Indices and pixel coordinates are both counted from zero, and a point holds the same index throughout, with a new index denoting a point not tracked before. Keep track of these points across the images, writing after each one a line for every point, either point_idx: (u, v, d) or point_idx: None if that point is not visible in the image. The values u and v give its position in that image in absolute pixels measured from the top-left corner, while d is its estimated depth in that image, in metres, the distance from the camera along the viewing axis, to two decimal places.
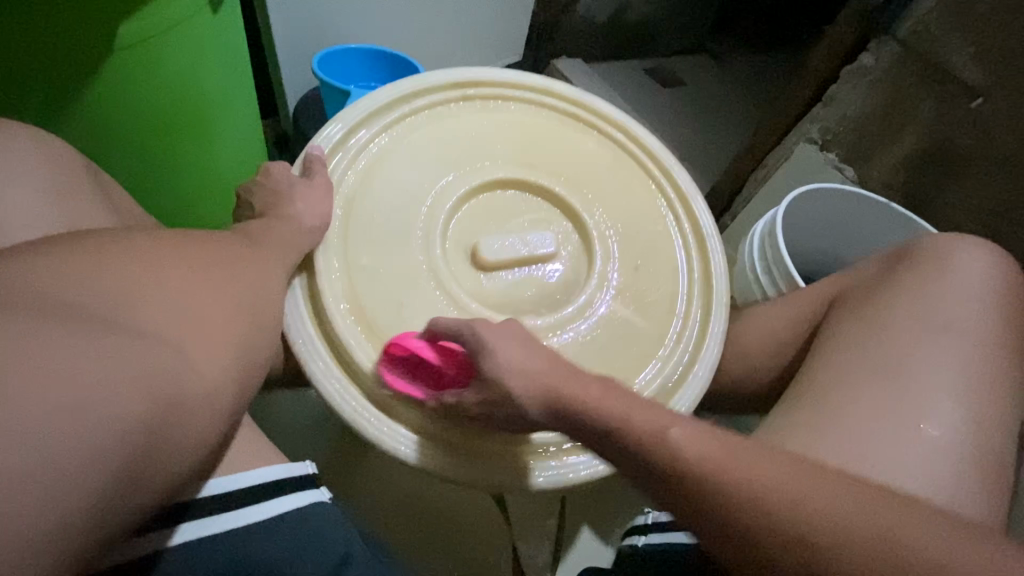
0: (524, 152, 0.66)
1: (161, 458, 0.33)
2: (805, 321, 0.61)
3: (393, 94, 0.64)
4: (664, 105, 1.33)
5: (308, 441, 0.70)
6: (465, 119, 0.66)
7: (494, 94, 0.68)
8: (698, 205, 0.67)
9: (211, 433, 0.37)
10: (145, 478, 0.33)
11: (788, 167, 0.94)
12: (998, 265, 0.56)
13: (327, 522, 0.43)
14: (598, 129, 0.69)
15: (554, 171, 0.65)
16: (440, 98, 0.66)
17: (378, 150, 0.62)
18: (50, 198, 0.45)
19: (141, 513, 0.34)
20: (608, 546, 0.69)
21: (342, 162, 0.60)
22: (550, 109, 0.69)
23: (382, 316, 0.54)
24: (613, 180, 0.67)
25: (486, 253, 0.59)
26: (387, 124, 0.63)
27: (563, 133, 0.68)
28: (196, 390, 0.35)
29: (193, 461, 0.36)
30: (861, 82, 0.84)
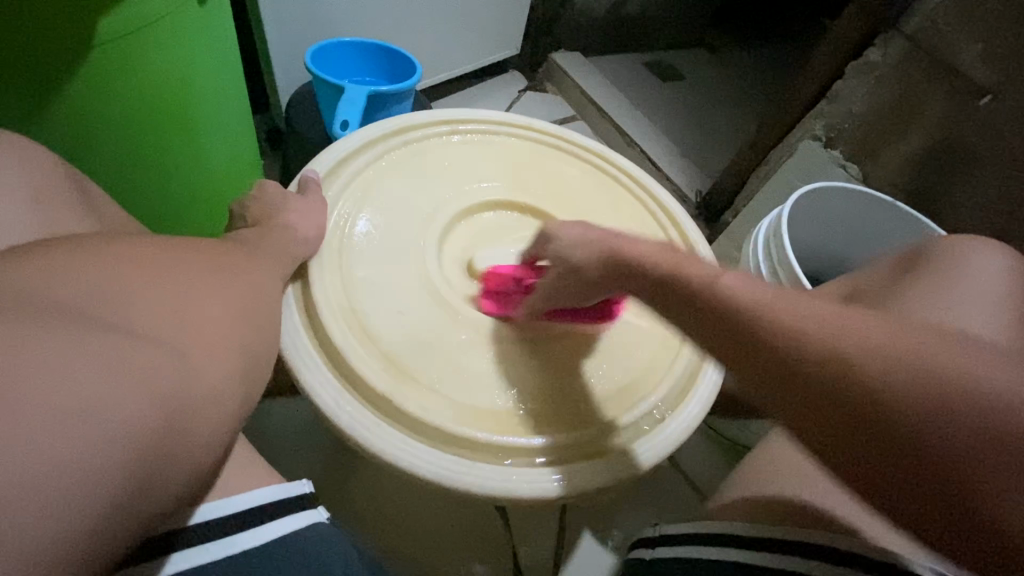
0: (515, 174, 0.65)
1: (155, 488, 0.31)
2: None
3: (386, 125, 0.64)
4: (665, 101, 1.31)
5: (303, 451, 0.68)
6: (457, 146, 0.66)
7: (483, 124, 0.68)
8: (685, 218, 0.66)
9: (209, 458, 0.35)
10: (141, 500, 0.31)
11: (791, 165, 0.93)
12: (1015, 270, 0.55)
13: (324, 546, 0.41)
14: (583, 155, 0.69)
15: (545, 191, 0.65)
16: (431, 127, 0.66)
17: (372, 171, 0.61)
18: (30, 206, 0.42)
19: (132, 543, 0.32)
20: (607, 551, 0.67)
21: (337, 182, 0.59)
22: (536, 138, 0.69)
23: (379, 328, 0.52)
24: (604, 199, 0.66)
25: (483, 266, 0.58)
26: (381, 149, 0.62)
27: (549, 158, 0.68)
28: (194, 416, 0.33)
29: (187, 486, 0.34)
30: (866, 79, 0.83)
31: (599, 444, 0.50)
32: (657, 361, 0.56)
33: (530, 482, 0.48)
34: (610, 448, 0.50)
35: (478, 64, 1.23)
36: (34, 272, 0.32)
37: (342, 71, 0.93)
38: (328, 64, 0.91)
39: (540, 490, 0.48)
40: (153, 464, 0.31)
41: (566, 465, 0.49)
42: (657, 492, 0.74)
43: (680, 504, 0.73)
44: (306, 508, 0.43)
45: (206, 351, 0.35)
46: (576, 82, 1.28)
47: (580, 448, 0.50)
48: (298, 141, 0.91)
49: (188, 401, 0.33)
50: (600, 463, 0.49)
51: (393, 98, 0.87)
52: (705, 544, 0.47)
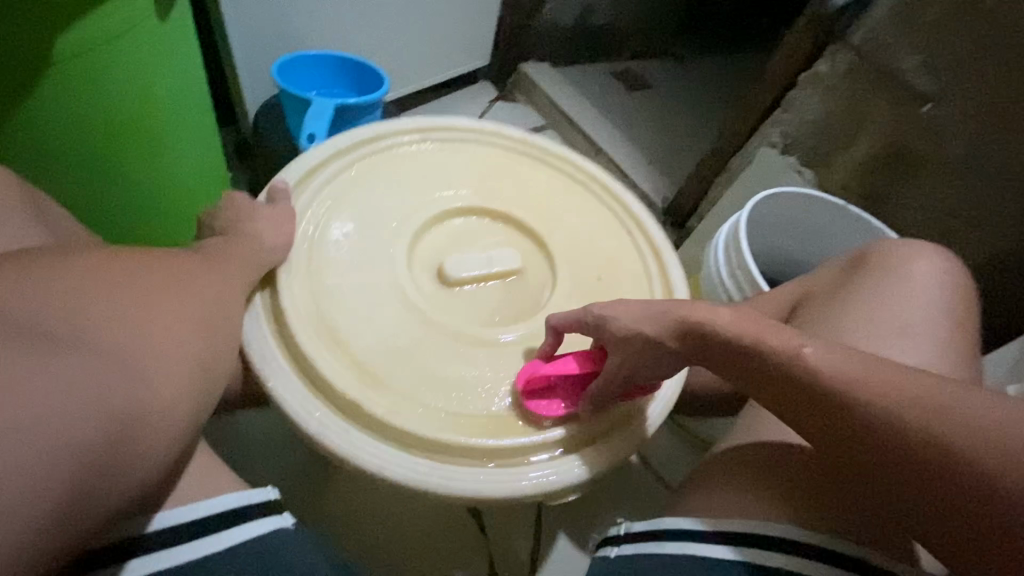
0: (484, 181, 0.66)
1: (97, 495, 0.32)
2: (771, 325, 0.63)
3: (355, 136, 0.65)
4: (631, 109, 1.34)
5: (276, 459, 0.68)
6: (426, 155, 0.67)
7: (452, 133, 0.69)
8: (650, 222, 0.68)
9: (163, 465, 0.35)
10: (93, 496, 0.32)
11: (750, 172, 0.97)
12: (951, 270, 0.58)
13: (291, 548, 0.41)
14: (552, 160, 0.71)
15: (513, 197, 0.66)
16: (400, 138, 0.66)
17: (341, 182, 0.61)
18: None
19: (75, 544, 0.32)
20: (582, 552, 0.70)
21: (306, 193, 0.60)
22: (504, 146, 0.70)
23: (348, 333, 0.53)
24: (570, 204, 0.68)
25: (452, 271, 0.59)
26: (350, 160, 0.63)
27: (519, 165, 0.69)
28: (145, 423, 0.34)
29: (137, 494, 0.34)
30: (817, 88, 0.87)
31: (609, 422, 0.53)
32: None
33: (510, 480, 0.49)
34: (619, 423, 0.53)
35: (448, 74, 1.25)
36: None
37: (308, 82, 0.94)
38: (294, 76, 0.91)
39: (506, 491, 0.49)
40: (96, 471, 0.31)
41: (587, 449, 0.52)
42: (628, 491, 0.75)
43: (650, 502, 0.75)
44: (272, 514, 0.43)
45: (161, 359, 0.35)
46: (546, 92, 1.31)
47: (592, 433, 0.52)
48: (266, 151, 0.91)
49: (138, 409, 0.33)
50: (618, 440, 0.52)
51: (361, 109, 0.88)
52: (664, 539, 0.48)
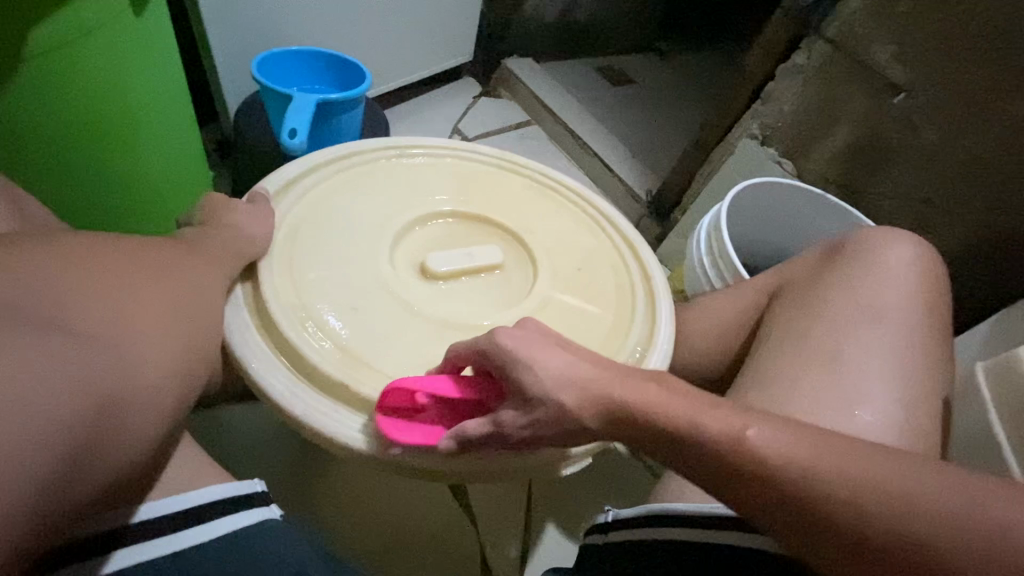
0: (462, 184, 0.67)
1: (64, 492, 0.31)
2: (751, 311, 0.64)
3: (330, 146, 0.66)
4: (615, 103, 1.35)
5: (263, 457, 0.68)
6: (404, 162, 0.67)
7: (426, 141, 0.70)
8: (624, 219, 0.69)
9: (139, 454, 0.36)
10: (79, 477, 0.32)
11: (731, 163, 0.98)
12: (923, 255, 0.60)
13: (278, 538, 0.41)
14: (529, 166, 0.72)
15: (490, 198, 0.67)
16: (375, 148, 0.67)
17: (320, 186, 0.62)
18: None
19: (63, 524, 0.33)
20: (572, 541, 0.70)
21: (284, 197, 0.60)
22: (478, 150, 0.72)
23: (332, 325, 0.53)
24: (546, 201, 0.69)
25: (435, 265, 0.59)
26: (327, 167, 0.64)
27: (495, 168, 0.71)
28: (114, 414, 0.33)
29: (104, 489, 0.34)
30: (795, 80, 0.89)
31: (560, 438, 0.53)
32: (611, 340, 0.58)
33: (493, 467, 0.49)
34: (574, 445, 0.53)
35: (431, 70, 1.25)
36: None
37: (290, 78, 0.94)
38: (276, 71, 0.91)
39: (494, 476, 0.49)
40: (63, 469, 0.31)
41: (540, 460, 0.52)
42: (616, 480, 0.76)
43: (638, 490, 0.75)
44: (259, 505, 0.43)
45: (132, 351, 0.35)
46: (529, 88, 1.31)
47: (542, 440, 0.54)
48: (248, 147, 0.91)
49: (110, 400, 0.33)
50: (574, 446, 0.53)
51: (343, 104, 0.87)
52: (642, 527, 0.49)
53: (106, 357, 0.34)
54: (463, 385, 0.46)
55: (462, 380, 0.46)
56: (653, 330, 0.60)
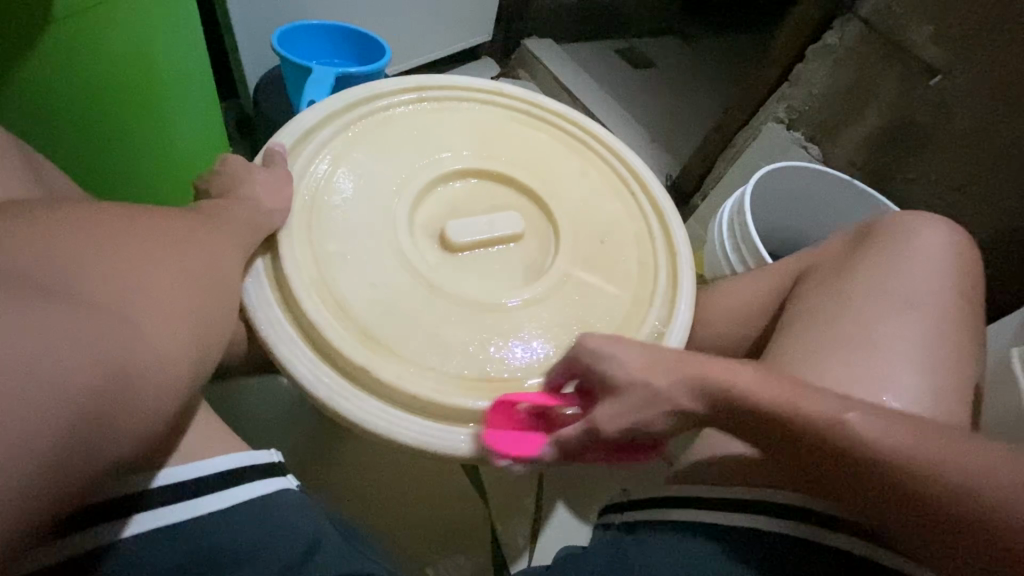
0: (483, 142, 0.66)
1: (82, 461, 0.31)
2: (773, 297, 0.63)
3: (350, 97, 0.64)
4: (635, 86, 1.33)
5: (281, 429, 0.69)
6: (424, 118, 0.66)
7: (449, 94, 0.68)
8: (650, 179, 0.68)
9: (162, 422, 0.36)
10: (105, 443, 0.32)
11: (755, 147, 0.96)
12: (955, 240, 0.58)
13: (294, 508, 0.42)
14: (553, 123, 0.70)
15: (512, 159, 0.66)
16: (395, 102, 0.66)
17: (339, 147, 0.61)
18: None
19: (91, 490, 0.33)
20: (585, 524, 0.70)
21: (303, 157, 0.59)
22: (502, 106, 0.70)
23: (351, 298, 0.53)
24: (569, 164, 0.68)
25: (454, 235, 0.59)
26: (347, 122, 0.63)
27: (518, 126, 0.69)
28: (133, 380, 0.33)
29: (122, 458, 0.34)
30: (825, 61, 0.86)
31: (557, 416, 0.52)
32: (629, 320, 0.58)
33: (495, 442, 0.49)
34: None
35: (449, 50, 1.24)
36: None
37: (310, 54, 0.93)
38: (296, 47, 0.90)
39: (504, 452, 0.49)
40: (77, 434, 0.30)
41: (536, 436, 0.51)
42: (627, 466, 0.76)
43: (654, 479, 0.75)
44: (275, 475, 0.43)
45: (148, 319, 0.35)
46: (548, 69, 1.29)
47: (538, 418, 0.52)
48: (267, 123, 0.91)
49: (130, 365, 0.33)
50: None
51: (362, 80, 0.87)
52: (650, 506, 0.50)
53: (126, 322, 0.34)
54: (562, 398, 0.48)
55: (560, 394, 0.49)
56: (672, 308, 0.59)
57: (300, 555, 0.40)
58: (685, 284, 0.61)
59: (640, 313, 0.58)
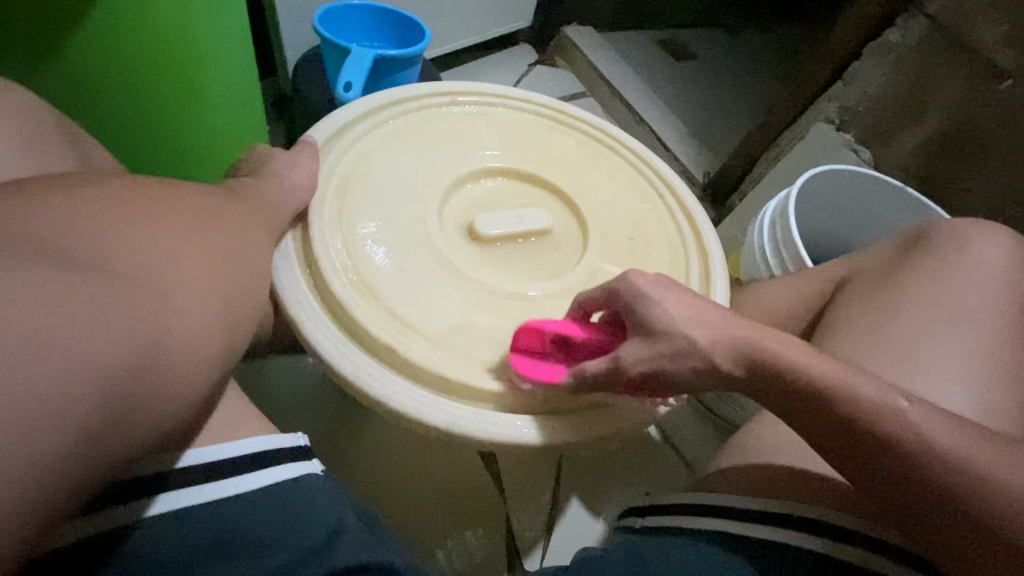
0: (513, 142, 0.65)
1: (114, 437, 0.31)
2: (813, 304, 0.60)
3: (381, 98, 0.64)
4: (677, 78, 1.29)
5: (304, 408, 0.69)
6: (455, 117, 0.65)
7: (480, 97, 0.67)
8: (680, 185, 0.66)
9: (193, 397, 0.36)
10: (134, 418, 0.32)
11: (801, 149, 0.91)
12: (1019, 253, 0.54)
13: (316, 494, 0.42)
14: (584, 125, 0.69)
15: (543, 159, 0.64)
16: (425, 103, 0.65)
17: (370, 141, 0.60)
18: (22, 150, 0.43)
19: (121, 466, 0.33)
20: (597, 520, 0.71)
21: (333, 149, 0.58)
22: (532, 109, 0.68)
23: (379, 283, 0.52)
24: (600, 166, 0.66)
25: (481, 229, 0.58)
26: (378, 120, 0.62)
27: (548, 129, 0.67)
28: (165, 356, 0.33)
29: (151, 436, 0.34)
30: (884, 61, 0.82)
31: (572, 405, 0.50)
32: None
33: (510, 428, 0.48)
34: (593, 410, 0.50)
35: (487, 34, 1.22)
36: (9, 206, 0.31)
37: (351, 35, 0.92)
38: (336, 26, 0.90)
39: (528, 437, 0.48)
40: (106, 409, 0.30)
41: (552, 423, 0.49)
42: (646, 469, 0.76)
43: (673, 484, 0.74)
44: (299, 459, 0.43)
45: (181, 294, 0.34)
46: (588, 58, 1.27)
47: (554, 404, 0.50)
48: (303, 103, 0.91)
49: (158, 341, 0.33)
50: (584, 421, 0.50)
51: (400, 63, 0.86)
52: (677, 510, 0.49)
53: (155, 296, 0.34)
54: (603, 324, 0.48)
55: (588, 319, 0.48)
56: None
57: (323, 541, 0.39)
58: (720, 284, 0.59)
59: None
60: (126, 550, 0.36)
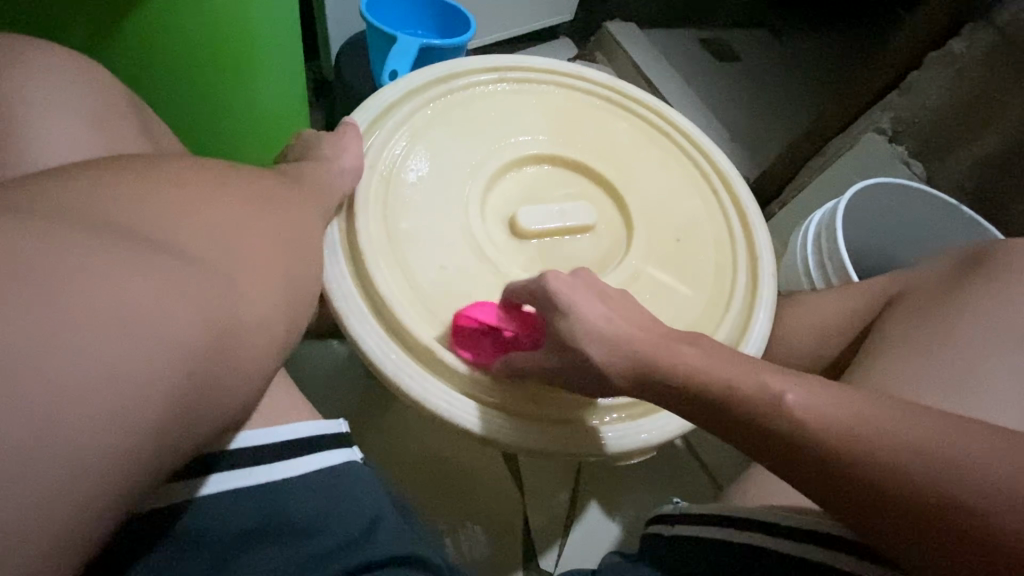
0: (561, 126, 0.64)
1: (193, 429, 0.30)
2: (862, 319, 0.58)
3: (429, 74, 0.63)
4: (719, 79, 1.25)
5: (333, 392, 0.69)
6: (503, 98, 0.64)
7: (529, 73, 0.66)
8: (732, 178, 0.64)
9: (258, 392, 0.35)
10: (207, 409, 0.31)
11: (851, 158, 0.88)
12: None
13: (360, 482, 0.42)
14: (635, 107, 0.67)
15: (590, 147, 0.63)
16: (473, 81, 0.64)
17: (418, 122, 0.60)
18: (93, 126, 0.43)
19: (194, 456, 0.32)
20: (613, 522, 0.71)
21: (380, 133, 0.58)
22: (582, 89, 0.67)
23: (424, 276, 0.53)
24: (648, 155, 0.65)
25: (526, 221, 0.57)
26: (426, 99, 0.61)
27: (596, 111, 0.66)
28: (242, 346, 0.32)
29: (223, 428, 0.33)
30: (945, 71, 0.78)
31: (546, 411, 0.51)
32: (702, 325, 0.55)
33: (488, 425, 0.49)
34: (559, 420, 0.51)
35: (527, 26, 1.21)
36: (85, 176, 0.31)
37: (395, 22, 0.92)
38: (382, 12, 0.89)
39: (558, 448, 0.50)
40: (189, 398, 0.29)
41: (512, 424, 0.50)
42: (668, 475, 0.75)
43: (694, 492, 0.74)
44: (341, 448, 0.43)
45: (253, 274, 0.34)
46: (629, 54, 1.24)
47: (526, 409, 0.50)
48: (346, 88, 0.91)
49: None
50: (547, 428, 0.50)
51: (444, 52, 0.85)
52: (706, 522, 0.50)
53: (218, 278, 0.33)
54: (517, 319, 0.49)
55: (516, 314, 0.49)
56: (749, 316, 0.57)
57: (364, 530, 0.40)
58: (765, 293, 0.58)
59: (714, 321, 0.56)
60: (178, 528, 0.37)
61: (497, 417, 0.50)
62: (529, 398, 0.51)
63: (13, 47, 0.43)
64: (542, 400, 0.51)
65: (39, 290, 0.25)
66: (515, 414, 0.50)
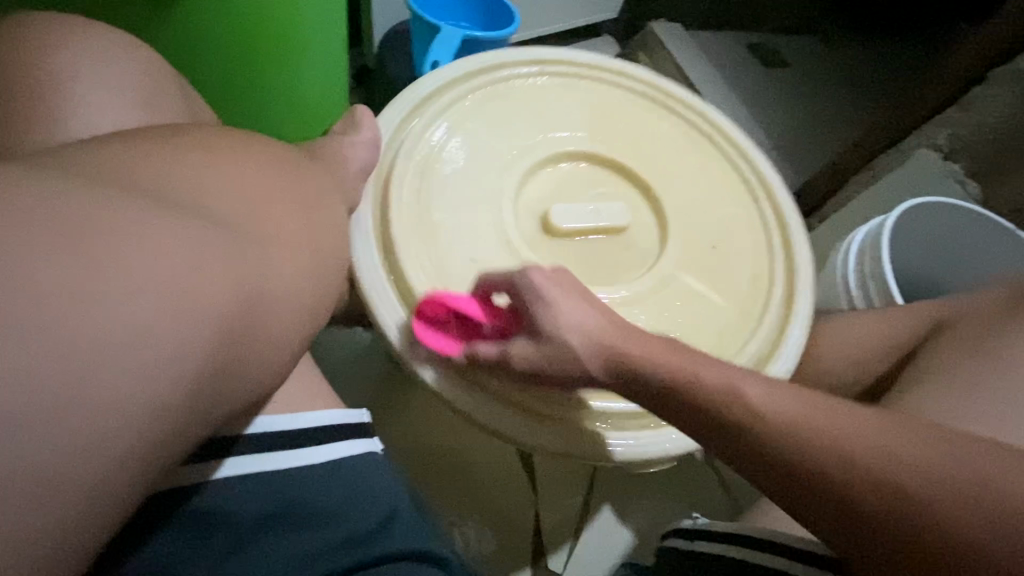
0: (602, 124, 0.62)
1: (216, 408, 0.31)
2: (902, 344, 0.56)
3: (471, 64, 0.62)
4: (765, 84, 1.21)
5: (356, 377, 0.70)
6: (543, 91, 0.63)
7: (572, 68, 0.65)
8: (774, 187, 0.62)
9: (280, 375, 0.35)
10: (231, 389, 0.31)
11: (901, 175, 0.85)
12: None
13: (376, 473, 0.42)
14: (678, 107, 0.65)
15: (629, 146, 0.62)
16: (516, 72, 0.63)
17: (457, 112, 0.59)
18: (138, 102, 0.44)
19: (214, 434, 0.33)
20: (625, 529, 0.70)
21: (418, 122, 0.58)
22: (625, 86, 0.65)
23: (452, 267, 0.53)
24: (689, 158, 0.63)
25: (559, 218, 0.56)
26: (466, 88, 0.60)
27: (638, 110, 0.64)
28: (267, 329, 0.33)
29: (244, 408, 0.33)
30: (1010, 88, 0.74)
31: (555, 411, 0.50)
32: (731, 336, 0.54)
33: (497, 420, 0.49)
34: (569, 421, 0.50)
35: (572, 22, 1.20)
36: (125, 151, 0.32)
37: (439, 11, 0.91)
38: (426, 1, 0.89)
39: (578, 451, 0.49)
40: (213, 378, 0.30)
41: (519, 421, 0.49)
42: (685, 486, 0.74)
43: (710, 506, 0.72)
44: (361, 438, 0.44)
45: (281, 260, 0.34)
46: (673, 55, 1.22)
47: (535, 408, 0.49)
48: (386, 76, 0.91)
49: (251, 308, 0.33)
50: (555, 429, 0.49)
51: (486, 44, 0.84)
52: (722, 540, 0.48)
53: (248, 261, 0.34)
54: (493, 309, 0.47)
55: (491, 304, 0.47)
56: (782, 329, 0.56)
57: (379, 522, 0.40)
58: (801, 306, 0.56)
59: (747, 332, 0.54)
60: (189, 508, 0.37)
61: (506, 413, 0.49)
62: (551, 402, 0.49)
63: (65, 24, 0.45)
64: (550, 400, 0.49)
65: (72, 262, 0.25)
66: (524, 412, 0.50)
